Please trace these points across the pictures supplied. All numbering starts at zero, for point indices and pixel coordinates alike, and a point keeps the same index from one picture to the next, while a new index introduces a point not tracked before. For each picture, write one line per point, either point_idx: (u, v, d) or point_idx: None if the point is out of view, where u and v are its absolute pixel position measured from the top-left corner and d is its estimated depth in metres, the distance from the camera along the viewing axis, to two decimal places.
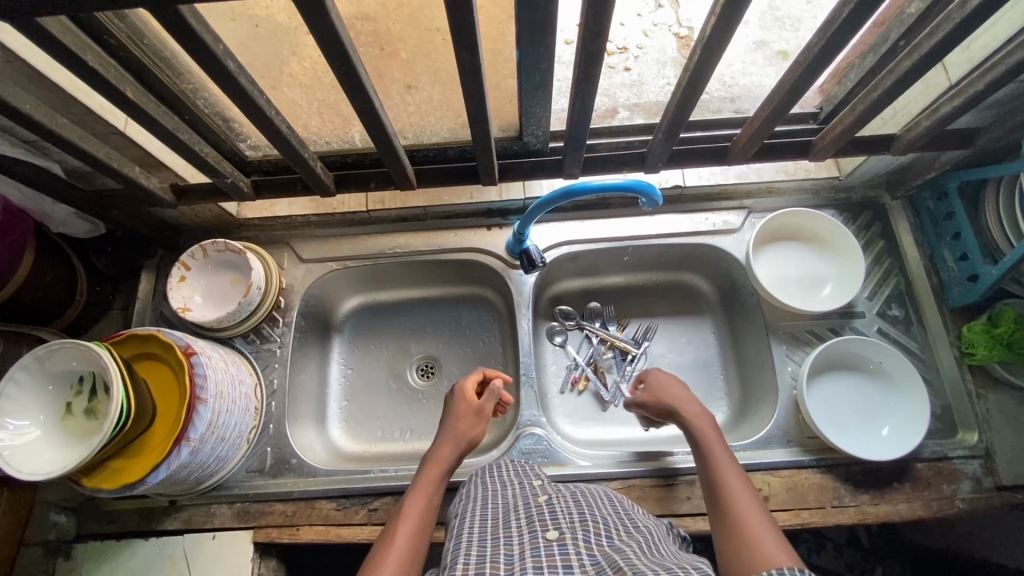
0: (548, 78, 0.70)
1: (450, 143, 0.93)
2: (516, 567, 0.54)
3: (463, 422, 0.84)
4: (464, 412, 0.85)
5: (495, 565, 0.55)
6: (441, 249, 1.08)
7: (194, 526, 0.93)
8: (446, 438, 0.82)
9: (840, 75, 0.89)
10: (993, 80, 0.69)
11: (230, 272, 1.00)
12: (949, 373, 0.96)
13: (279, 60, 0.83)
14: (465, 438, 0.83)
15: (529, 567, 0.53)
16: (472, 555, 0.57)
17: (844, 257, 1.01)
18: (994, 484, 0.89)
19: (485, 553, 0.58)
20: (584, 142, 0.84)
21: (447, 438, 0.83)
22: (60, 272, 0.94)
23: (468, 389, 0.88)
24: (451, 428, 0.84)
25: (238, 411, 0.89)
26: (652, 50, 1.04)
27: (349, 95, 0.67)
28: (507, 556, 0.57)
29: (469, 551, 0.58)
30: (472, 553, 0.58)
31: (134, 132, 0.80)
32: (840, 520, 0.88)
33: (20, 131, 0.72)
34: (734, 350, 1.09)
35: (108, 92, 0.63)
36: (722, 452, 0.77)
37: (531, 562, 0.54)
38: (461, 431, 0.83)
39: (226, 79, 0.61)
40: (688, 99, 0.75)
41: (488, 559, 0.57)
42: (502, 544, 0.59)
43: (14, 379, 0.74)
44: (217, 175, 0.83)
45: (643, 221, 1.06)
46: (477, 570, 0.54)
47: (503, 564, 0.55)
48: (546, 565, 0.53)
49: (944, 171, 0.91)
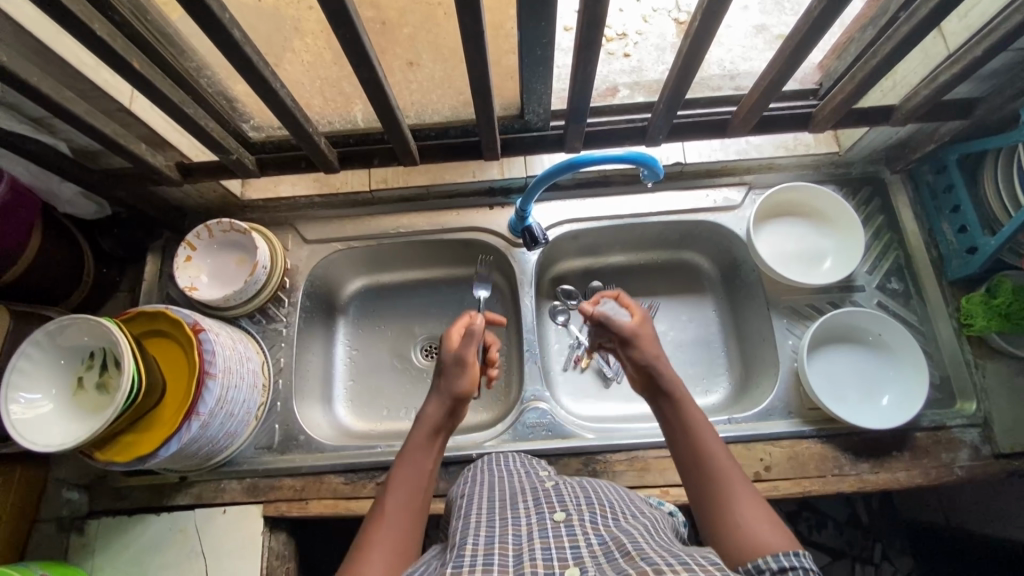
0: (549, 53, 0.70)
1: (450, 122, 0.94)
2: (523, 548, 0.54)
3: (446, 374, 0.77)
4: (448, 363, 0.77)
5: (502, 545, 0.54)
6: (443, 228, 1.09)
7: (205, 501, 0.94)
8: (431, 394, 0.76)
9: (840, 50, 0.90)
10: (990, 46, 0.70)
11: (235, 251, 1.01)
12: (949, 344, 0.97)
13: (283, 36, 0.84)
14: (452, 391, 0.76)
15: (537, 548, 0.53)
16: (481, 536, 0.56)
17: (844, 230, 1.02)
18: (992, 452, 0.90)
19: (493, 533, 0.57)
20: (586, 113, 0.84)
21: (432, 394, 0.76)
22: (67, 253, 0.95)
23: (453, 336, 0.81)
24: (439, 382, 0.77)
25: (247, 386, 0.91)
26: (653, 35, 1.04)
27: (354, 67, 0.68)
28: (514, 537, 0.56)
29: (477, 531, 0.56)
30: (481, 533, 0.56)
31: (139, 109, 0.81)
32: (841, 488, 0.89)
33: (27, 106, 0.73)
34: (735, 326, 1.10)
35: (115, 63, 0.64)
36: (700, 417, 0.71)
37: (539, 543, 0.54)
38: (447, 385, 0.76)
39: (232, 49, 0.62)
40: (688, 71, 0.75)
41: (497, 538, 0.56)
42: (510, 523, 0.58)
43: (26, 354, 0.75)
44: (223, 151, 0.84)
45: (645, 199, 1.07)
46: (487, 551, 0.53)
47: (511, 544, 0.54)
48: (555, 547, 0.53)
49: (943, 142, 0.91)
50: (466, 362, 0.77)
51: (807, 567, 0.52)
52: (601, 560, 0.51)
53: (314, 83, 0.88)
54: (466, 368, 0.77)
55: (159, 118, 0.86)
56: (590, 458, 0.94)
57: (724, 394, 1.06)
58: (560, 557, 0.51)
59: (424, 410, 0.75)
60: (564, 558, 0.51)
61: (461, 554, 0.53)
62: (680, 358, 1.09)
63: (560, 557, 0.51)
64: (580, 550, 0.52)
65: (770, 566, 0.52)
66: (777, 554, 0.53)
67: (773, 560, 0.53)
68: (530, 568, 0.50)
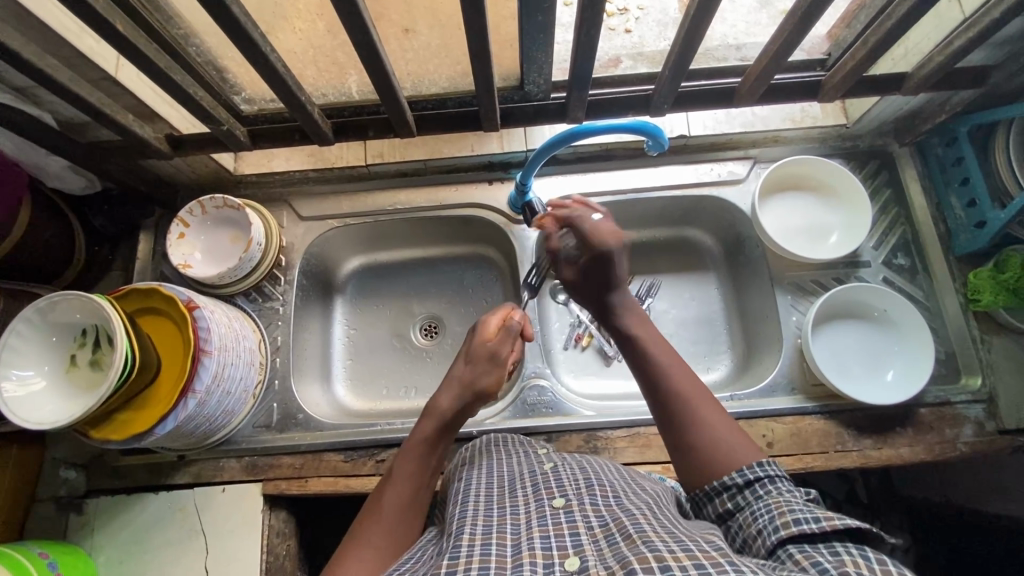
0: (551, 18, 0.67)
1: (450, 94, 0.90)
2: (522, 538, 0.53)
3: (473, 368, 0.75)
4: (481, 354, 0.76)
5: (500, 535, 0.53)
6: (442, 205, 1.06)
7: (204, 480, 0.93)
8: (447, 384, 0.73)
9: (851, 18, 0.86)
10: (1009, 8, 0.67)
11: (229, 228, 0.99)
12: (955, 320, 0.96)
13: (275, 4, 0.82)
14: (476, 386, 0.73)
15: (536, 537, 0.52)
16: (479, 525, 0.55)
17: (851, 205, 1.00)
18: (996, 427, 0.90)
19: (491, 522, 0.55)
20: (589, 80, 0.81)
21: (448, 383, 0.74)
22: (57, 229, 0.93)
23: (492, 327, 0.80)
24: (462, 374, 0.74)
25: (243, 364, 0.89)
26: (654, 10, 1.01)
27: (348, 31, 0.65)
28: (513, 526, 0.55)
29: (475, 521, 0.55)
30: (479, 522, 0.55)
31: (126, 77, 0.79)
32: (843, 464, 0.89)
33: (9, 76, 0.71)
34: (738, 303, 1.08)
35: (98, 25, 0.61)
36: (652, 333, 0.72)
37: (538, 532, 0.53)
38: (467, 379, 0.74)
39: (220, 8, 0.59)
40: (693, 38, 0.72)
41: (495, 528, 0.54)
42: (508, 514, 0.57)
43: (16, 331, 0.73)
44: (213, 122, 0.81)
45: (648, 173, 1.04)
46: (484, 541, 0.52)
47: (509, 534, 0.53)
48: (553, 535, 0.52)
49: (954, 113, 0.89)
50: (499, 359, 0.76)
51: (772, 475, 0.57)
52: (601, 545, 0.50)
53: (307, 52, 0.85)
54: (498, 371, 0.75)
55: (147, 88, 0.83)
56: (591, 434, 0.93)
57: (726, 372, 1.05)
58: (559, 545, 0.51)
59: (438, 399, 0.72)
60: (564, 547, 0.50)
61: (457, 545, 0.52)
62: (682, 336, 1.07)
63: (559, 546, 0.51)
64: (580, 537, 0.52)
65: (736, 482, 0.58)
66: (742, 468, 0.59)
67: (738, 475, 0.58)
68: (529, 558, 0.49)
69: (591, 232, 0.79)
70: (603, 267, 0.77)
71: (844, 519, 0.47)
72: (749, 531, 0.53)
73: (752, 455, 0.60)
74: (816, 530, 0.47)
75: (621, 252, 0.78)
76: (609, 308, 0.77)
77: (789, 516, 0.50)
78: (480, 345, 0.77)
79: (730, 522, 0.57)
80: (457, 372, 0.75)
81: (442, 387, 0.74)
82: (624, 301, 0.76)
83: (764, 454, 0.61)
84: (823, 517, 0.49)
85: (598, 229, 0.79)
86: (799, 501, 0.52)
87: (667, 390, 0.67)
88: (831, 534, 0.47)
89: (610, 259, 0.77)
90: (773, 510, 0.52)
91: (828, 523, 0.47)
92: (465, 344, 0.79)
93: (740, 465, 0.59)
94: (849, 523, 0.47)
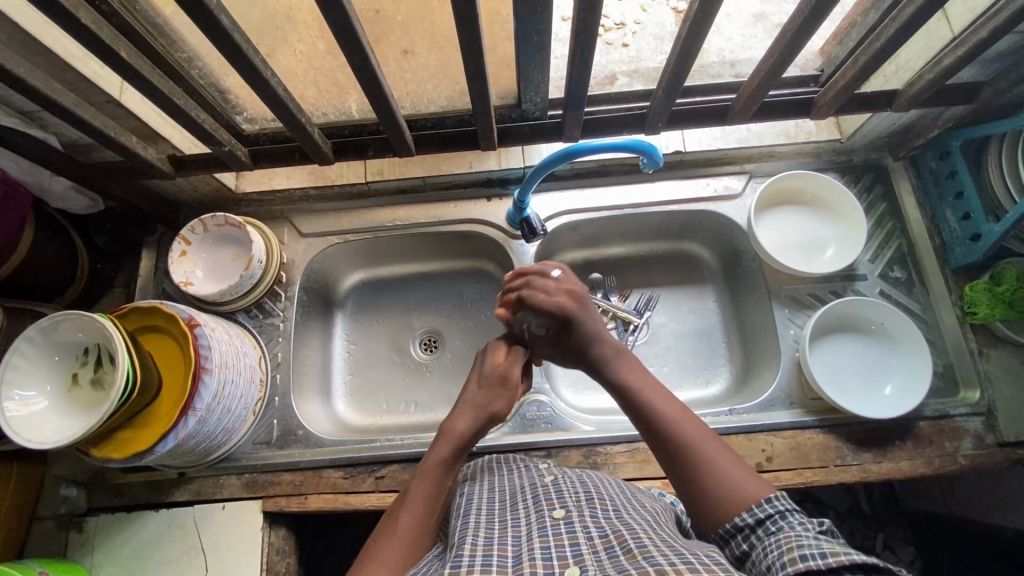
0: (546, 40, 0.69)
1: (448, 113, 0.91)
2: (522, 549, 0.53)
3: (486, 392, 0.75)
4: (493, 378, 0.77)
5: (501, 547, 0.53)
6: (440, 220, 1.07)
7: (204, 497, 0.94)
8: (463, 409, 0.73)
9: (842, 35, 0.88)
10: (996, 28, 0.68)
11: (230, 246, 1.00)
12: (952, 332, 0.96)
13: (276, 27, 0.85)
14: (488, 409, 0.74)
15: (536, 548, 0.52)
16: (480, 536, 0.55)
17: (846, 220, 1.01)
18: (996, 440, 0.90)
19: (492, 534, 0.56)
20: (584, 101, 0.82)
21: (463, 408, 0.73)
22: (60, 249, 0.94)
23: (502, 351, 0.80)
24: (476, 399, 0.74)
25: (243, 381, 0.90)
26: (651, 25, 1.02)
27: (347, 56, 0.66)
28: (513, 538, 0.55)
29: (476, 532, 0.56)
30: (480, 534, 0.56)
31: (130, 100, 0.80)
32: (843, 478, 0.89)
33: (15, 100, 0.72)
34: (736, 317, 1.09)
35: (103, 52, 0.63)
36: (650, 385, 0.72)
37: (538, 543, 0.53)
38: (483, 403, 0.74)
39: (222, 35, 0.61)
40: (686, 59, 0.74)
41: (496, 540, 0.55)
42: (508, 526, 0.57)
43: (20, 350, 0.74)
44: (215, 143, 0.83)
45: (644, 188, 1.06)
46: (485, 553, 0.52)
47: (509, 547, 0.54)
48: (553, 545, 0.52)
49: (948, 127, 0.90)
50: (511, 381, 0.77)
51: (784, 510, 0.57)
52: (602, 557, 0.50)
53: (308, 74, 0.87)
54: (512, 393, 0.76)
55: (150, 110, 0.85)
56: (590, 450, 0.93)
57: (725, 386, 1.05)
58: (560, 556, 0.51)
59: (454, 422, 0.72)
60: (564, 557, 0.50)
61: (459, 554, 0.52)
62: (681, 349, 1.08)
63: (559, 556, 0.51)
64: (580, 548, 0.52)
65: (748, 523, 0.58)
66: (753, 507, 0.59)
67: (749, 514, 0.58)
68: (529, 568, 0.49)
69: (547, 301, 0.80)
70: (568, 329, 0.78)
71: (850, 554, 0.47)
72: (762, 569, 0.53)
73: (761, 492, 0.60)
74: (822, 565, 0.47)
75: (586, 306, 0.80)
76: (592, 362, 0.76)
77: (796, 551, 0.50)
78: (491, 370, 0.78)
79: (746, 562, 0.57)
80: (471, 397, 0.75)
81: (456, 412, 0.74)
82: (611, 352, 0.76)
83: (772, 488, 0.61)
84: (830, 551, 0.48)
85: (554, 298, 0.79)
86: (808, 535, 0.52)
87: (671, 442, 0.66)
88: (839, 570, 0.47)
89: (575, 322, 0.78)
90: (783, 547, 0.52)
91: (834, 559, 0.47)
92: (474, 371, 0.80)
93: (750, 504, 0.59)
94: (857, 558, 0.47)
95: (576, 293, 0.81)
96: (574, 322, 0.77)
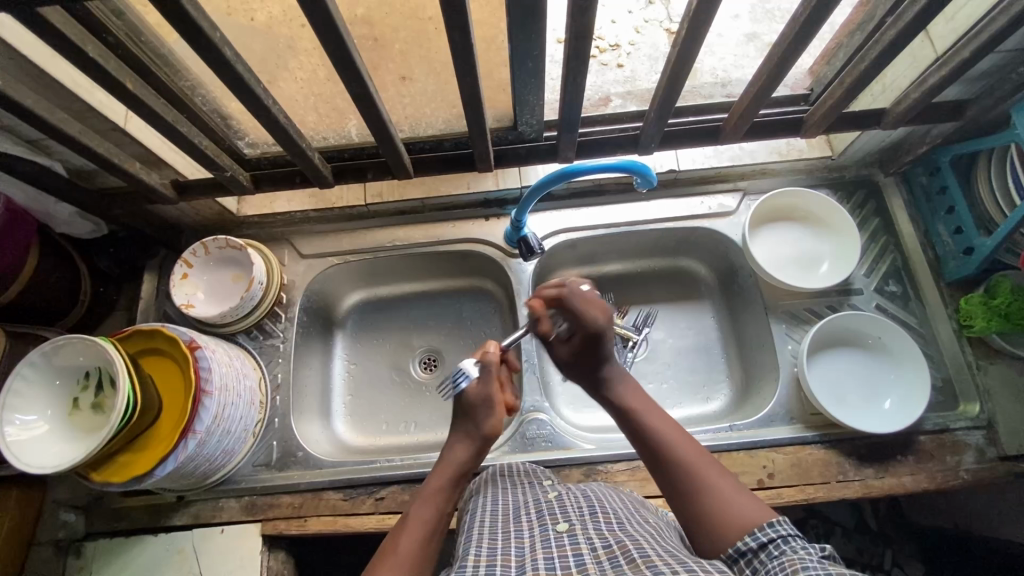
0: (540, 65, 0.70)
1: (446, 135, 0.95)
2: (526, 560, 0.53)
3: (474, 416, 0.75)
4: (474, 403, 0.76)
5: (504, 558, 0.54)
6: (440, 240, 1.09)
7: (203, 521, 0.93)
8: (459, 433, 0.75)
9: (829, 56, 0.91)
10: (975, 50, 0.70)
11: (231, 268, 1.01)
12: (949, 345, 0.96)
13: (277, 55, 0.87)
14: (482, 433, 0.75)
15: (540, 558, 0.52)
16: (484, 547, 0.55)
17: (840, 235, 1.02)
18: (998, 454, 0.89)
19: (496, 545, 0.56)
20: (578, 123, 0.84)
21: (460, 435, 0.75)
22: (63, 273, 0.95)
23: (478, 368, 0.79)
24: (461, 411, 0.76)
25: (243, 403, 0.90)
26: (645, 46, 1.06)
27: (347, 84, 0.68)
28: (517, 549, 0.55)
29: (480, 543, 0.56)
30: (484, 544, 0.56)
31: (135, 128, 0.82)
32: (845, 495, 0.88)
33: (22, 130, 0.74)
34: (735, 334, 1.09)
35: (108, 84, 0.65)
36: (654, 412, 0.74)
37: (542, 554, 0.53)
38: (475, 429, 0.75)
39: (225, 67, 0.63)
40: (674, 84, 0.76)
41: (499, 550, 0.55)
42: (512, 536, 0.57)
43: (20, 375, 0.75)
44: (217, 168, 0.84)
45: (640, 206, 1.07)
46: (489, 564, 0.52)
47: (513, 557, 0.54)
48: (558, 556, 0.52)
49: (936, 144, 0.92)
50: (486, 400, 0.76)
51: (785, 535, 0.55)
52: (605, 567, 0.50)
53: (309, 99, 0.90)
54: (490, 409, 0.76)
55: (154, 137, 0.87)
56: (591, 468, 0.93)
57: (725, 402, 1.05)
58: (563, 566, 0.51)
59: (450, 453, 0.74)
60: (567, 567, 0.50)
61: (463, 566, 0.52)
62: (681, 365, 1.08)
63: (563, 566, 0.51)
64: (583, 558, 0.52)
65: (750, 547, 0.56)
66: (754, 530, 0.57)
67: (751, 539, 0.57)
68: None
69: (581, 307, 0.80)
70: (596, 343, 0.80)
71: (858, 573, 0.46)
72: None
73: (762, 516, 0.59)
74: None
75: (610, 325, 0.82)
76: (602, 381, 0.80)
77: (802, 574, 0.49)
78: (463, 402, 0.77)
79: None
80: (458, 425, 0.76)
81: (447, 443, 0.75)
82: (617, 373, 0.80)
83: (774, 513, 0.60)
84: (840, 575, 0.48)
85: (587, 303, 0.81)
86: (814, 558, 0.51)
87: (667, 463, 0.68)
88: None
89: (601, 334, 0.80)
90: (787, 569, 0.51)
91: None
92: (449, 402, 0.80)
93: (751, 527, 0.58)
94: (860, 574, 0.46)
95: (606, 310, 0.82)
96: (600, 336, 0.80)
